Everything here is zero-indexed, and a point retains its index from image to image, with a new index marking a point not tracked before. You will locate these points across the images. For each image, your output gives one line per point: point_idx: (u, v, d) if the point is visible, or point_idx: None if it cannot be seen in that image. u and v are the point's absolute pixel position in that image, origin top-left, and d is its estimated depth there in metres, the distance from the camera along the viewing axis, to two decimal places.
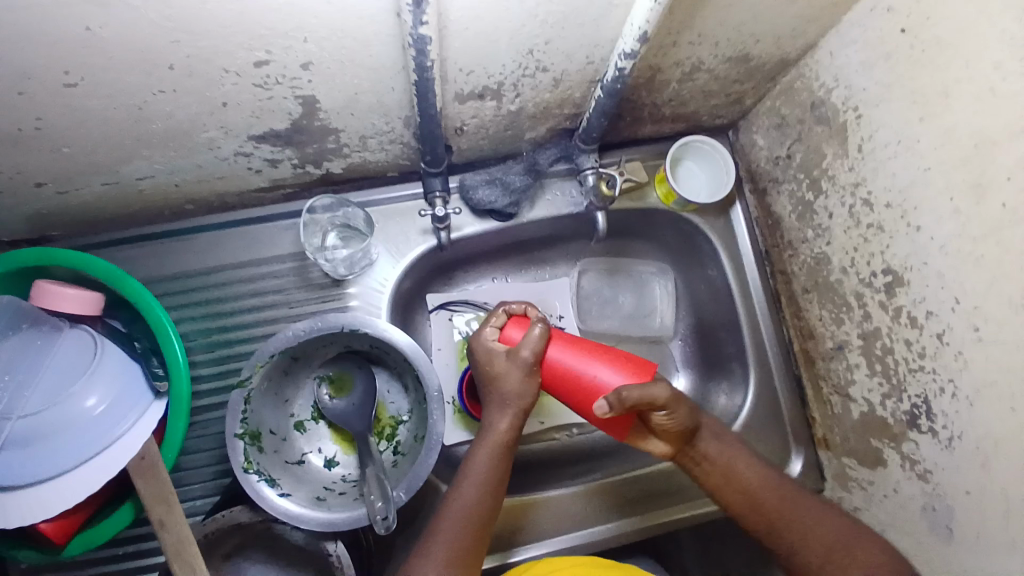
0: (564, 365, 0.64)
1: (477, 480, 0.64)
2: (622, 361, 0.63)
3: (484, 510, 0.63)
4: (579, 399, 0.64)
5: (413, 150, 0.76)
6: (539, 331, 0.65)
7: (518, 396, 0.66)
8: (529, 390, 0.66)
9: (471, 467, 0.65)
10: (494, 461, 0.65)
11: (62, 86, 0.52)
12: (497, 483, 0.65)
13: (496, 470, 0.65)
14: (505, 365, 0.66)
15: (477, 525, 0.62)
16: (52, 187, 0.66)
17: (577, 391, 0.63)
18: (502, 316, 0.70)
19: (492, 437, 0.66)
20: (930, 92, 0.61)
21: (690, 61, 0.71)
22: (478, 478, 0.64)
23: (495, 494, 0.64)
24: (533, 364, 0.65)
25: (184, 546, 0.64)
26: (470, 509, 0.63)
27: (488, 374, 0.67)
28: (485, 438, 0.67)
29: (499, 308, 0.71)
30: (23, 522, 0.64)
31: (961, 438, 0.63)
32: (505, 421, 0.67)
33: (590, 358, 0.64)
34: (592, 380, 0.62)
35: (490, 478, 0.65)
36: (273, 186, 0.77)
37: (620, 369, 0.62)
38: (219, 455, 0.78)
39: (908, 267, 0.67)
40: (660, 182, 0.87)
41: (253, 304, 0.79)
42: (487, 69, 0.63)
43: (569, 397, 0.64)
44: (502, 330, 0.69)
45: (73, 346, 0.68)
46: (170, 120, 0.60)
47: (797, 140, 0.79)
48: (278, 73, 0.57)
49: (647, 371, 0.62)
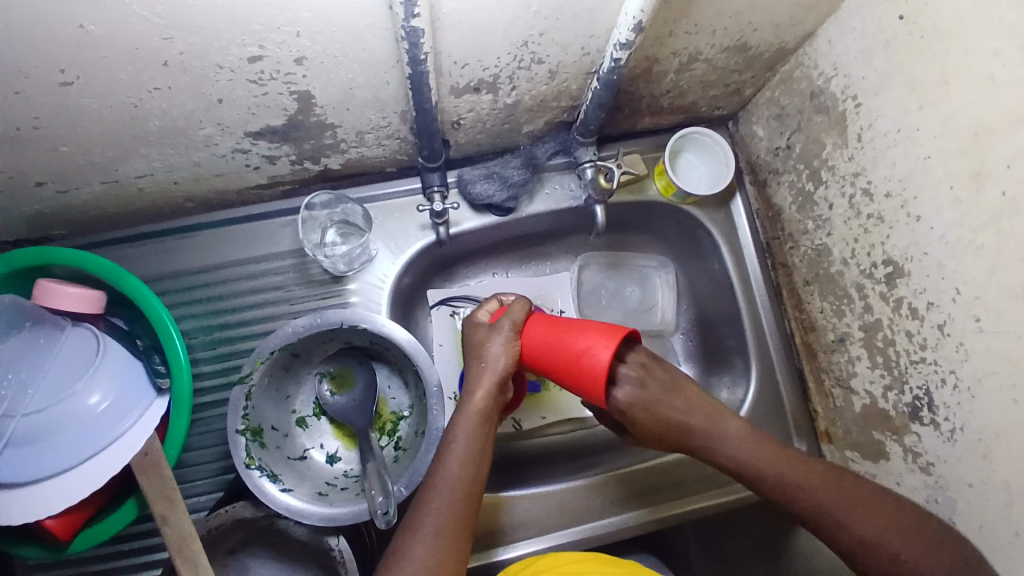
0: (539, 336, 0.66)
1: (459, 452, 0.64)
2: (599, 326, 0.62)
3: (470, 483, 0.63)
4: (552, 368, 0.64)
5: (410, 144, 0.76)
6: (520, 307, 0.70)
7: (495, 363, 0.67)
8: (508, 360, 0.68)
9: (453, 439, 0.65)
10: (475, 431, 0.65)
11: (57, 85, 0.53)
12: (481, 453, 0.65)
13: (478, 440, 0.65)
14: (488, 336, 0.69)
15: (464, 497, 0.62)
16: (52, 187, 0.66)
17: (549, 360, 0.64)
18: (494, 303, 0.75)
19: (471, 407, 0.66)
20: (929, 80, 0.61)
21: (688, 51, 0.70)
22: (461, 450, 0.64)
23: (480, 465, 0.64)
24: (513, 333, 0.68)
25: (187, 542, 0.65)
26: (455, 483, 0.62)
27: (472, 348, 0.70)
28: (464, 409, 0.66)
29: (492, 297, 0.76)
30: (24, 520, 0.65)
31: (963, 429, 0.63)
32: (483, 389, 0.67)
33: (568, 327, 0.63)
34: (562, 346, 0.63)
35: (473, 450, 0.64)
36: (272, 182, 0.77)
37: (593, 330, 0.61)
38: (221, 452, 0.79)
39: (908, 258, 0.67)
40: (659, 174, 0.86)
41: (254, 301, 0.79)
42: (482, 62, 0.62)
43: (548, 368, 0.64)
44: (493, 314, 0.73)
45: (75, 345, 0.68)
46: (166, 118, 0.60)
47: (797, 131, 0.79)
48: (273, 69, 0.57)
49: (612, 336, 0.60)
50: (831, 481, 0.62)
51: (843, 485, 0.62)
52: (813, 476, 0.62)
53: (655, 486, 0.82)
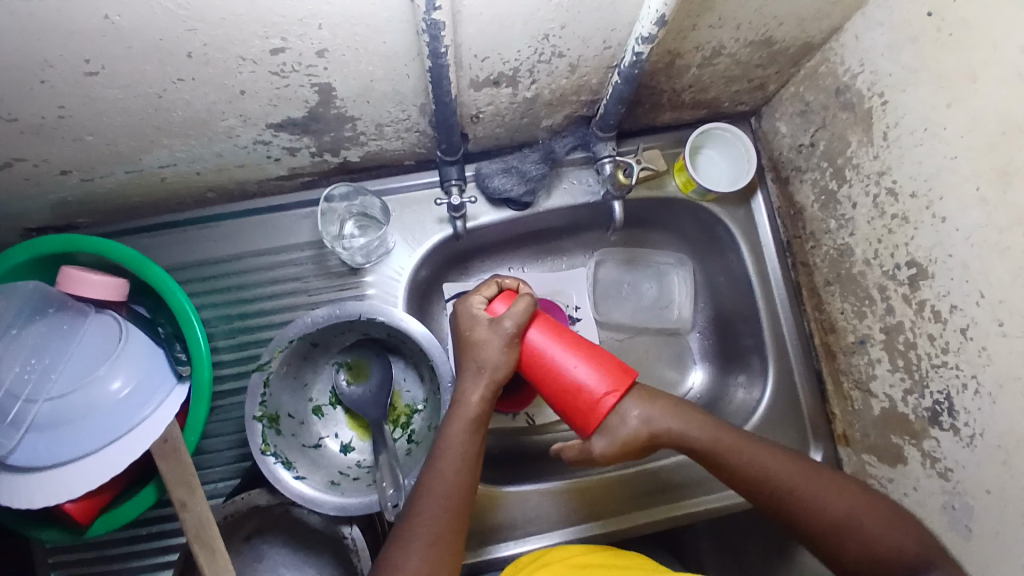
0: (543, 349, 0.65)
1: (454, 456, 0.64)
2: (608, 362, 0.64)
3: (464, 485, 0.63)
4: (552, 385, 0.64)
5: (429, 138, 0.76)
6: (525, 304, 0.66)
7: (494, 367, 0.66)
8: (505, 363, 0.66)
9: (446, 443, 0.65)
10: (468, 435, 0.65)
11: (83, 75, 0.54)
12: (474, 457, 0.65)
13: (471, 445, 0.65)
14: (486, 335, 0.67)
15: (456, 500, 0.62)
16: (77, 175, 0.68)
17: (552, 377, 0.64)
18: (492, 289, 0.71)
19: (463, 412, 0.66)
20: (957, 77, 0.59)
21: (711, 45, 0.69)
22: (454, 455, 0.64)
23: (473, 467, 0.64)
24: (515, 335, 0.66)
25: (204, 528, 0.66)
26: (448, 486, 0.62)
27: (467, 343, 0.68)
28: (456, 411, 0.66)
29: (491, 281, 0.72)
30: (45, 503, 0.66)
31: (983, 435, 0.61)
32: (477, 393, 0.66)
33: (576, 349, 0.64)
34: (569, 371, 0.63)
35: (466, 454, 0.64)
36: (292, 174, 0.77)
37: (603, 372, 0.63)
38: (238, 440, 0.80)
39: (933, 260, 0.65)
40: (679, 170, 0.85)
41: (273, 292, 0.80)
42: (503, 54, 0.62)
43: (545, 384, 0.65)
44: (490, 303, 0.70)
45: (98, 332, 0.70)
46: (189, 109, 0.61)
47: (821, 128, 0.77)
48: (295, 61, 0.57)
49: (625, 377, 0.63)
50: (794, 463, 0.64)
51: (805, 466, 0.64)
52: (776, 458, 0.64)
53: (669, 485, 0.82)
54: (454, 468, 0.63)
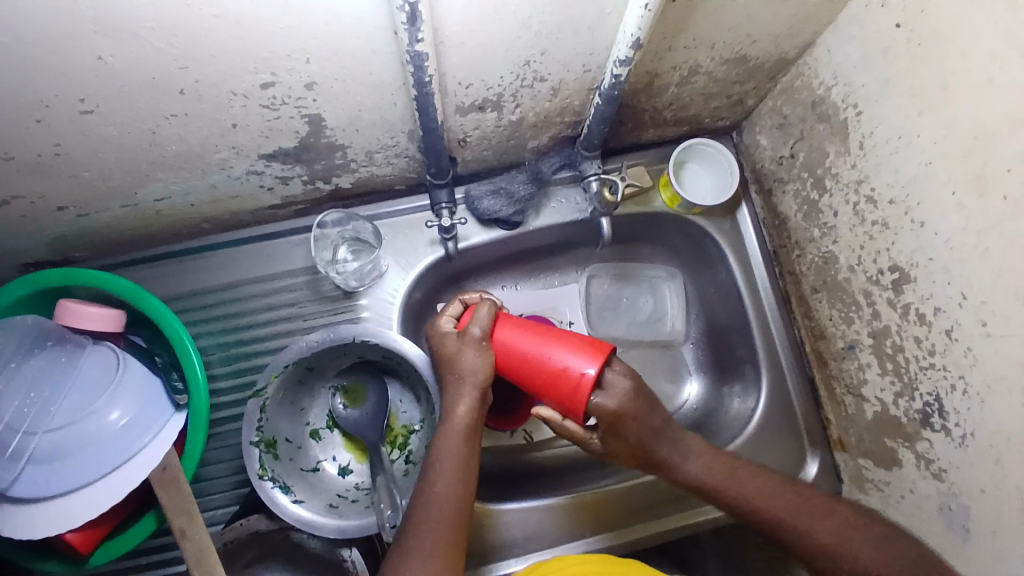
0: (519, 349, 0.65)
1: (447, 471, 0.64)
2: (578, 342, 0.63)
3: (458, 499, 0.63)
4: (537, 383, 0.64)
5: (418, 162, 0.78)
6: (487, 310, 0.69)
7: (473, 373, 0.66)
8: (483, 367, 0.67)
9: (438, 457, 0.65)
10: (460, 447, 0.65)
11: (79, 113, 0.55)
12: (467, 469, 0.64)
13: (463, 458, 0.65)
14: (459, 347, 0.68)
15: (452, 514, 0.62)
16: (74, 211, 0.69)
17: (534, 375, 0.64)
18: (457, 308, 0.74)
19: (452, 423, 0.66)
20: (928, 86, 0.61)
21: (688, 65, 0.71)
22: (447, 469, 0.64)
23: (466, 480, 0.64)
24: (485, 341, 0.68)
25: (205, 554, 0.67)
26: (442, 501, 0.62)
27: (443, 358, 0.69)
28: (447, 424, 0.66)
29: (454, 300, 0.75)
30: (47, 533, 0.67)
31: (974, 435, 0.62)
32: (465, 403, 0.66)
33: (546, 338, 0.64)
34: (547, 361, 0.63)
35: (459, 467, 0.64)
36: (285, 203, 0.79)
37: (575, 351, 0.62)
38: (237, 467, 0.80)
39: (915, 264, 0.67)
40: (664, 185, 0.87)
41: (269, 317, 0.81)
42: (486, 81, 0.64)
43: (530, 383, 0.65)
44: (457, 320, 0.72)
45: (96, 363, 0.71)
46: (182, 143, 0.63)
47: (800, 139, 0.79)
48: (284, 94, 0.59)
49: (600, 351, 0.61)
50: (777, 490, 0.64)
51: (791, 492, 0.64)
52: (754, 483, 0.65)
53: (668, 497, 0.82)
54: (447, 483, 0.63)
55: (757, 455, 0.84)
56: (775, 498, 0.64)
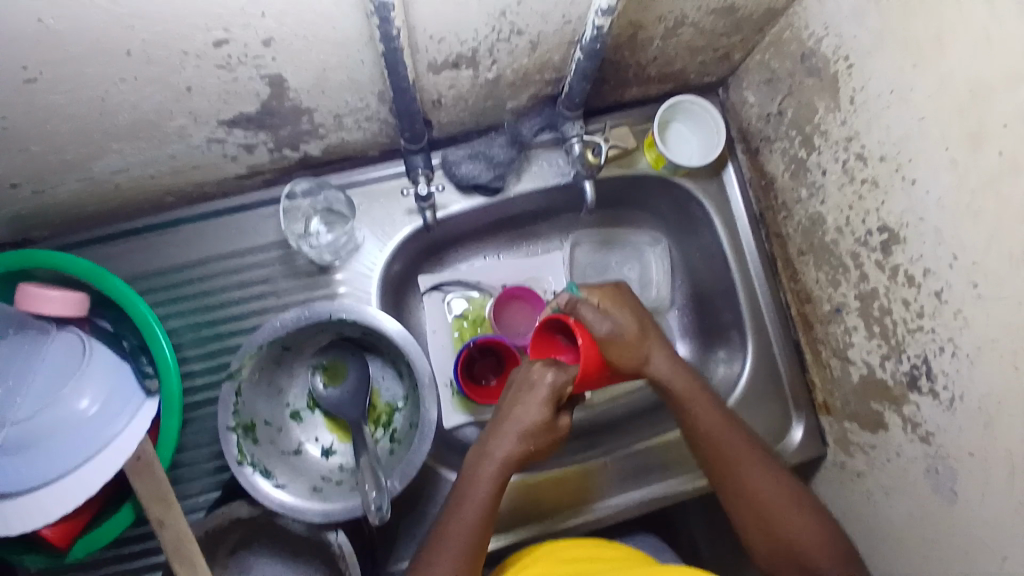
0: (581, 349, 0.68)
1: (474, 504, 0.64)
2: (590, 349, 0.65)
3: (485, 529, 0.64)
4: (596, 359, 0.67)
5: (392, 126, 0.74)
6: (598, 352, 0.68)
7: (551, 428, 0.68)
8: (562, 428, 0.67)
9: (475, 489, 0.65)
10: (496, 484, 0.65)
11: (22, 82, 0.51)
12: (494, 509, 0.65)
13: (491, 501, 0.65)
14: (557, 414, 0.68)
15: (478, 540, 0.64)
16: (29, 187, 0.64)
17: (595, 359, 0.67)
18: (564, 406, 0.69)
19: (487, 472, 0.65)
20: (924, 33, 0.59)
21: (674, 15, 0.68)
22: (475, 509, 0.64)
23: (489, 522, 0.65)
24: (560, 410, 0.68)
25: (183, 542, 0.64)
26: (470, 528, 0.63)
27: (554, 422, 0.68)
28: (493, 455, 0.66)
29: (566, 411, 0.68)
30: (23, 528, 0.64)
31: (963, 398, 0.62)
32: (513, 443, 0.65)
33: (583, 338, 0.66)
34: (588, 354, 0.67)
35: (484, 515, 0.64)
36: (252, 172, 0.74)
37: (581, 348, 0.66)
38: (214, 452, 0.78)
39: (904, 224, 0.65)
40: (649, 147, 0.84)
41: (241, 296, 0.77)
42: (460, 35, 0.60)
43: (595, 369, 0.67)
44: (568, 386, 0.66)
45: (61, 349, 0.67)
46: (136, 110, 0.58)
47: (788, 95, 0.77)
48: (241, 53, 0.54)
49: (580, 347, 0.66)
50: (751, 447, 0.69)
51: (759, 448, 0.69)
52: (726, 426, 0.69)
53: (657, 465, 0.82)
54: (476, 514, 0.64)
55: (743, 419, 0.84)
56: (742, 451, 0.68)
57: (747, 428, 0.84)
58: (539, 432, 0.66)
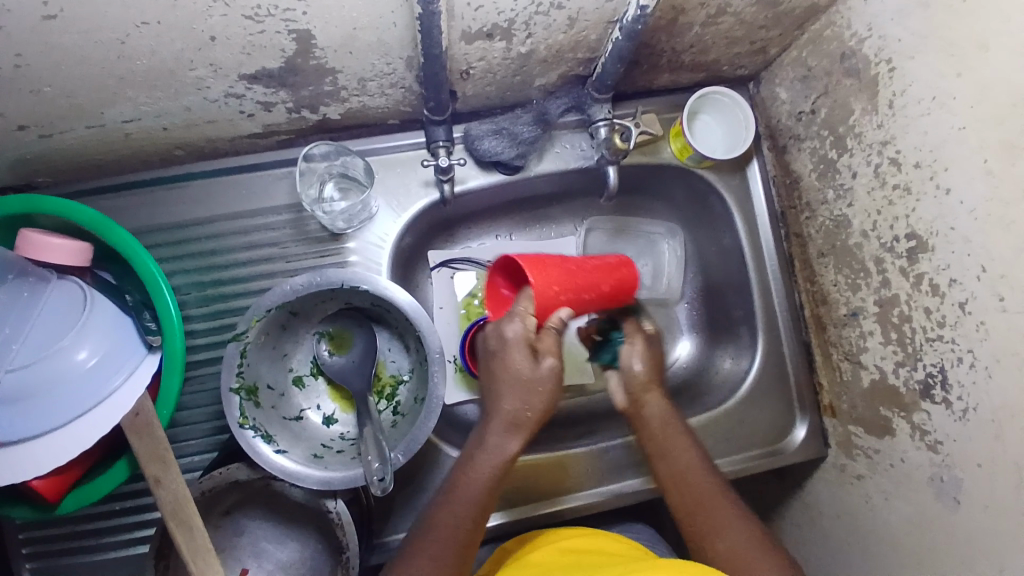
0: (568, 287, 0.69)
1: (470, 483, 0.61)
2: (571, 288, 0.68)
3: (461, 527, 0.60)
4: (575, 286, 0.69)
5: (415, 95, 0.72)
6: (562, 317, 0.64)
7: (536, 379, 0.62)
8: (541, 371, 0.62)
9: (469, 471, 0.62)
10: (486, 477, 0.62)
11: (40, 18, 0.48)
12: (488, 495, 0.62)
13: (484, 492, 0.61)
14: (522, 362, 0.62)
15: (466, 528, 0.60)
16: (35, 131, 0.62)
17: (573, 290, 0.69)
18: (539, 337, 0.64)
19: (489, 454, 0.62)
20: (968, 44, 0.57)
21: (717, 2, 0.65)
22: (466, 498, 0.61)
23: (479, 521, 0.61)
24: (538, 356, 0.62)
25: (182, 506, 0.62)
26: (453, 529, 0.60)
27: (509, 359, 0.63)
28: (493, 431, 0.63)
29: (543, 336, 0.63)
30: (17, 478, 0.63)
31: (977, 409, 0.62)
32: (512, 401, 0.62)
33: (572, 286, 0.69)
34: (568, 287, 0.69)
35: (477, 503, 0.61)
36: (267, 131, 0.72)
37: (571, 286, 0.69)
38: (214, 411, 0.77)
39: (934, 233, 0.64)
40: (676, 135, 0.82)
41: (249, 258, 0.75)
42: (498, 4, 0.58)
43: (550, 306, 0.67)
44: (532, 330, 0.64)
45: (61, 299, 0.65)
46: (154, 57, 0.55)
47: (823, 94, 0.75)
48: (271, 3, 0.52)
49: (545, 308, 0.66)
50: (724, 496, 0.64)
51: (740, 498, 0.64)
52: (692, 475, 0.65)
53: None
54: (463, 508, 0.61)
55: (746, 416, 0.85)
56: (713, 493, 0.64)
57: (749, 423, 0.84)
58: (535, 392, 0.62)
